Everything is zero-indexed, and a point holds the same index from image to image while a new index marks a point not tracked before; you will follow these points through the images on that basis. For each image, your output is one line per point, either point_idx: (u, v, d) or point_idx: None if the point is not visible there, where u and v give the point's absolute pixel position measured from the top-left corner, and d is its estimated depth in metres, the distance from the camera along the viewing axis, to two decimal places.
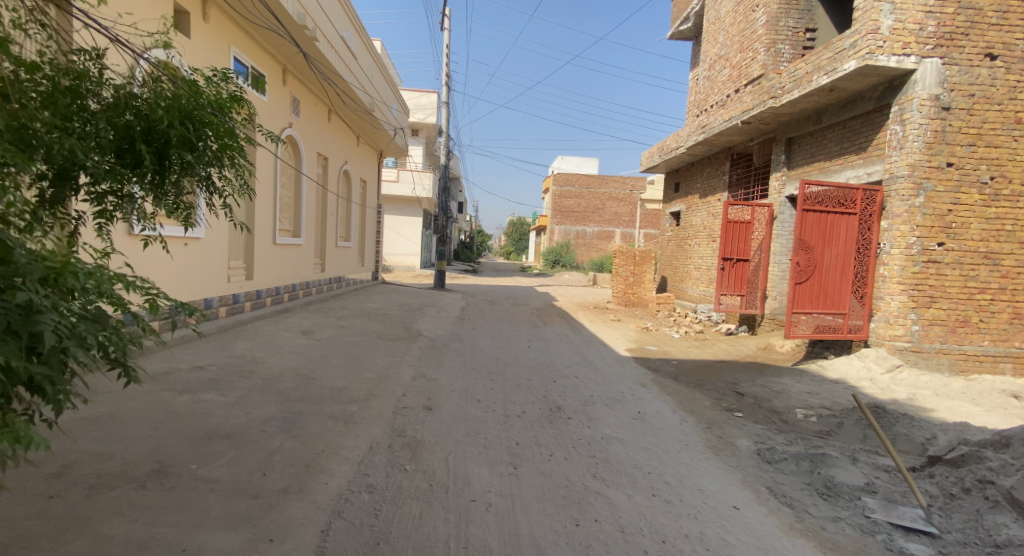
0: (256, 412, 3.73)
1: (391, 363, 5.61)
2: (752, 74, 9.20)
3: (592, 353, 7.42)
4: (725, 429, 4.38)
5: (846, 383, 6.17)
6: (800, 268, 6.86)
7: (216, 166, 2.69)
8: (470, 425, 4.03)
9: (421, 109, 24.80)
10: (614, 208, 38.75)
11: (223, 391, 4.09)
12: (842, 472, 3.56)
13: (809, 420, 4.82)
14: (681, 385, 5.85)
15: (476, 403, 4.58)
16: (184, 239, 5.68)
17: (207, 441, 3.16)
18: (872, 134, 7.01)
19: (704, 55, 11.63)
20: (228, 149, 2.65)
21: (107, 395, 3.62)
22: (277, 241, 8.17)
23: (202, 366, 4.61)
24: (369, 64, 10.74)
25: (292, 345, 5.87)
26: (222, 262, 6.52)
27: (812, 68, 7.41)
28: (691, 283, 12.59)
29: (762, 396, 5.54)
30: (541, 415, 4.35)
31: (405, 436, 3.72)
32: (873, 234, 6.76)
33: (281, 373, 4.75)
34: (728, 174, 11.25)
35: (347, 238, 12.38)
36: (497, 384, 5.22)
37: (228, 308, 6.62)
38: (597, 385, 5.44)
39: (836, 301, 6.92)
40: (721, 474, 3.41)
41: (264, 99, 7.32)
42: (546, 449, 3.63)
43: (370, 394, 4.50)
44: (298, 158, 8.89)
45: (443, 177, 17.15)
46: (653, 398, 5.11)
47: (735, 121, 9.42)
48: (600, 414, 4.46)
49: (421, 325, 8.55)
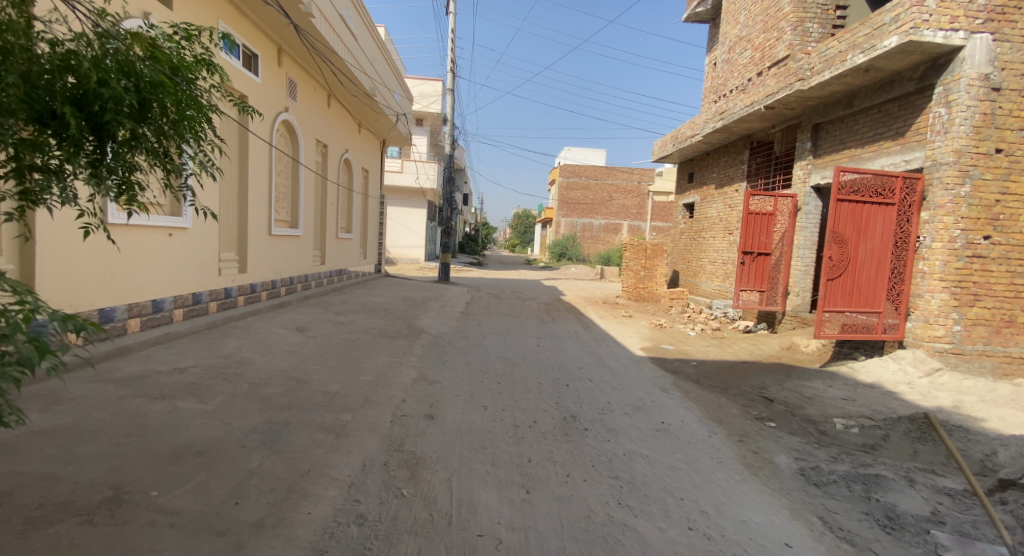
0: (238, 423, 3.32)
1: (391, 364, 5.20)
2: (777, 55, 8.67)
3: (606, 352, 6.98)
4: (760, 442, 3.93)
5: (882, 387, 5.70)
6: (832, 263, 6.36)
7: (173, 140, 2.26)
8: (477, 438, 3.61)
9: (425, 98, 24.29)
10: (621, 200, 38.20)
11: (203, 397, 3.68)
12: (902, 499, 3.12)
13: (850, 432, 4.36)
14: (704, 390, 5.40)
15: (482, 411, 4.16)
16: (168, 230, 5.28)
17: (176, 460, 2.75)
18: (911, 118, 6.50)
19: (723, 37, 11.07)
20: (187, 119, 2.22)
21: (70, 404, 3.22)
22: (273, 232, 7.74)
23: (183, 368, 4.21)
24: (371, 48, 10.29)
25: (285, 344, 5.47)
26: (212, 254, 6.11)
27: (847, 47, 6.92)
28: (705, 278, 12.10)
29: (794, 403, 5.09)
30: (555, 425, 3.92)
31: (403, 452, 3.30)
32: (912, 227, 6.23)
33: (270, 376, 4.34)
34: (747, 163, 10.71)
35: (348, 230, 11.96)
36: (504, 389, 4.79)
37: (218, 303, 6.22)
38: (614, 390, 4.99)
39: (870, 299, 6.42)
40: (764, 500, 2.97)
41: (256, 80, 6.90)
42: (562, 468, 3.20)
43: (366, 401, 4.07)
44: (295, 145, 8.47)
45: (448, 167, 16.64)
46: (676, 406, 4.66)
47: (757, 106, 8.90)
48: (619, 425, 4.03)
49: (424, 321, 8.14)
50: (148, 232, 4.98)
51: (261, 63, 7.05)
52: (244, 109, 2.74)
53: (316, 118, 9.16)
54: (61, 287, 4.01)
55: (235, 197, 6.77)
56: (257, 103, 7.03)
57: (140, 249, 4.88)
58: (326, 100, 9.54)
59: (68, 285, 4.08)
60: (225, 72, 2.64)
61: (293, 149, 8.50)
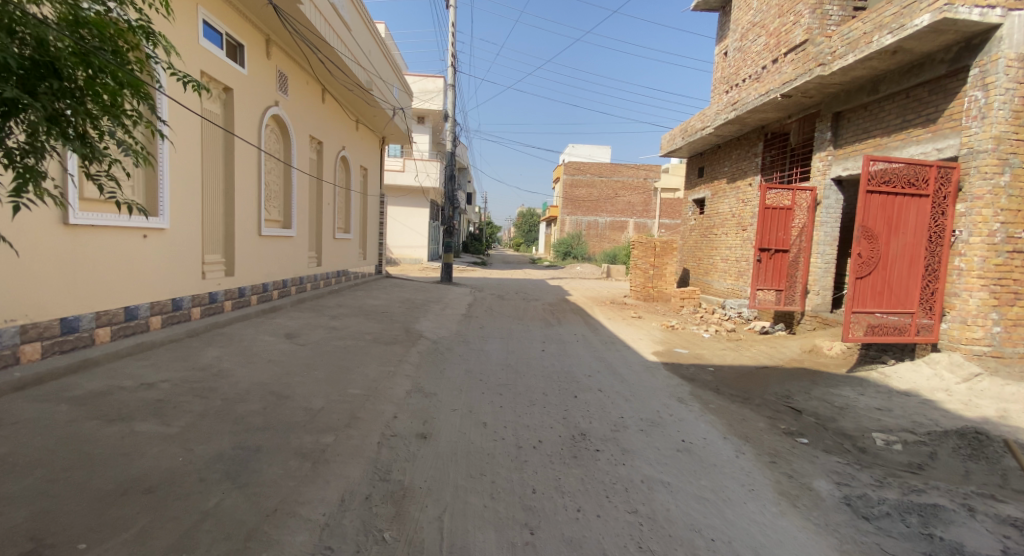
0: (201, 449, 2.92)
1: (383, 375, 4.79)
2: (795, 41, 8.21)
3: (616, 358, 6.53)
4: (794, 464, 3.48)
5: (918, 395, 5.22)
6: (861, 261, 5.82)
7: (86, 116, 1.89)
8: (474, 462, 3.18)
9: (426, 95, 23.88)
10: (627, 197, 37.66)
11: (167, 418, 3.28)
12: (967, 536, 2.67)
13: (892, 449, 3.90)
14: (725, 400, 4.94)
15: (482, 429, 3.74)
16: (143, 231, 4.89)
17: (120, 499, 2.35)
18: (943, 103, 6.05)
19: (735, 24, 10.58)
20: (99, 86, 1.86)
21: (10, 429, 2.83)
22: (264, 233, 7.37)
23: (152, 383, 3.82)
24: (367, 39, 9.87)
25: (269, 352, 5.07)
26: (195, 256, 5.73)
27: (873, 28, 6.45)
28: (718, 277, 11.63)
29: (824, 415, 4.63)
30: (562, 446, 3.50)
31: (388, 482, 2.87)
32: (948, 220, 5.74)
33: (248, 391, 3.94)
34: (761, 156, 10.21)
35: (346, 230, 11.58)
36: (506, 402, 4.37)
37: (203, 309, 5.84)
38: (627, 402, 4.56)
39: (902, 298, 5.89)
40: (808, 541, 2.53)
41: (242, 72, 6.53)
42: (571, 501, 2.78)
43: (353, 419, 3.66)
44: (287, 142, 8.10)
45: (449, 165, 16.21)
46: (696, 420, 4.21)
47: (772, 94, 8.42)
48: (634, 444, 3.60)
49: (423, 324, 7.72)
50: (116, 233, 4.55)
51: (247, 54, 6.66)
52: (193, 86, 2.40)
53: (309, 113, 8.80)
54: (14, 295, 3.61)
55: (220, 195, 6.35)
56: (244, 96, 6.65)
57: (110, 253, 4.49)
58: (320, 95, 9.19)
59: (22, 292, 3.67)
60: (168, 40, 2.29)
61: (284, 146, 8.12)
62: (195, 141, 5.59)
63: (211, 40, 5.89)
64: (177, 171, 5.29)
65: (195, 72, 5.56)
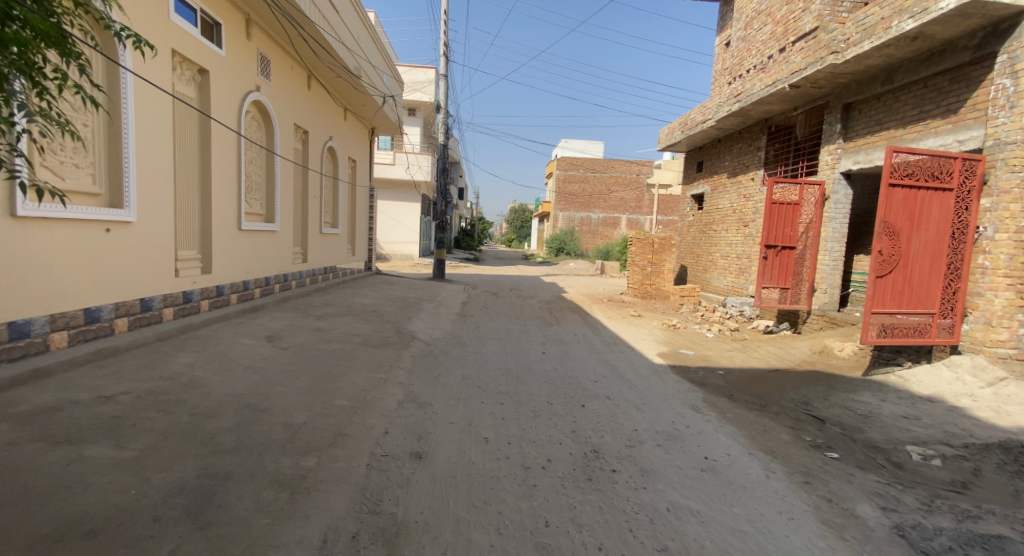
0: (160, 478, 2.49)
1: (373, 383, 4.38)
2: (805, 29, 7.92)
3: (620, 361, 6.14)
4: (831, 485, 3.14)
5: (943, 401, 4.91)
6: (882, 259, 5.48)
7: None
8: (477, 489, 2.79)
9: (417, 86, 23.30)
10: (620, 194, 37.33)
11: (124, 438, 2.85)
12: None
13: (931, 465, 3.59)
14: (742, 408, 4.59)
15: (483, 446, 3.35)
16: (106, 224, 4.42)
17: (50, 549, 1.93)
18: (966, 92, 5.78)
19: (739, 13, 10.26)
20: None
21: None
22: (244, 227, 6.88)
23: (110, 396, 3.37)
24: (357, 25, 9.44)
25: (248, 358, 4.63)
26: (168, 252, 5.26)
27: (891, 13, 6.14)
28: (718, 274, 11.32)
29: (850, 424, 4.31)
30: (574, 465, 3.13)
31: (379, 516, 2.48)
32: (971, 215, 5.46)
33: (220, 404, 3.50)
34: (764, 150, 9.90)
35: (333, 225, 11.09)
36: (509, 413, 3.99)
37: (176, 309, 5.38)
38: (639, 412, 4.19)
39: (924, 298, 5.57)
40: None
41: (220, 53, 6.05)
42: (592, 537, 2.40)
43: (338, 437, 3.25)
44: (269, 130, 7.63)
45: (441, 158, 15.70)
46: (716, 432, 3.86)
47: (781, 84, 8.05)
48: (654, 462, 3.24)
49: (416, 325, 7.31)
50: (74, 226, 4.08)
51: (226, 33, 6.19)
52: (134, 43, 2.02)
53: (294, 100, 8.32)
54: None
55: (196, 186, 5.88)
56: (222, 80, 6.18)
57: (65, 248, 4.02)
58: (305, 81, 8.71)
59: None
60: None
61: (266, 134, 7.64)
62: (167, 127, 5.11)
63: (184, 16, 5.41)
64: (145, 160, 4.80)
65: (166, 50, 5.08)
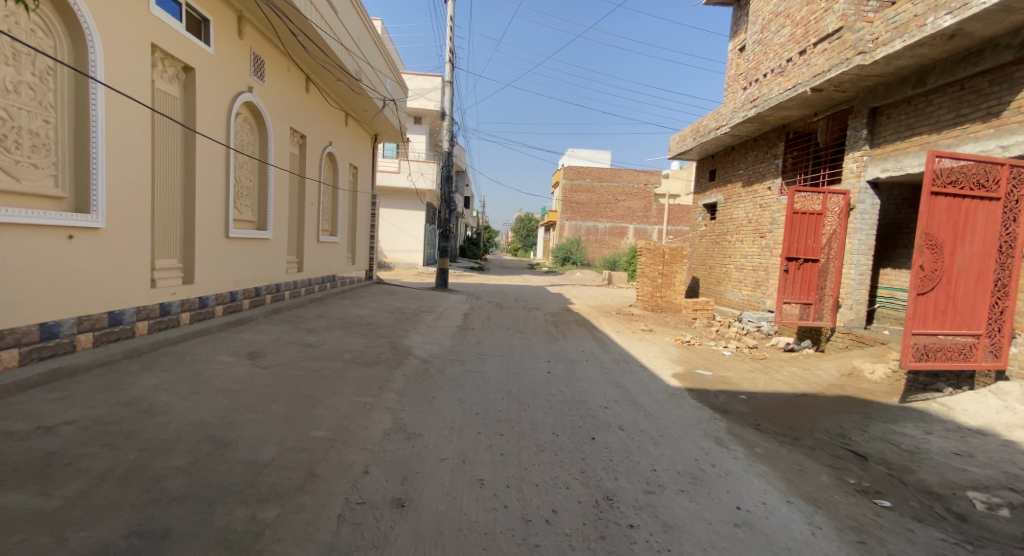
0: (79, 539, 2.04)
1: (358, 409, 3.93)
2: (826, 30, 7.50)
3: (632, 383, 5.65)
4: (891, 546, 2.62)
5: (994, 434, 4.35)
6: (923, 274, 4.97)
7: None
8: (466, 550, 2.32)
9: (422, 92, 23.13)
10: (627, 203, 37.04)
11: (50, 482, 2.40)
12: None
13: (1000, 517, 3.07)
14: (772, 441, 4.08)
15: (478, 490, 2.88)
16: (69, 231, 4.02)
17: None
18: (1010, 94, 5.32)
19: (756, 16, 9.88)
20: None
21: None
22: (232, 234, 6.50)
23: (51, 427, 2.94)
24: (358, 28, 9.16)
25: (222, 379, 4.19)
26: (144, 260, 4.87)
27: (925, 10, 5.67)
28: (733, 287, 10.84)
29: (896, 463, 3.79)
30: (584, 518, 2.65)
31: None
32: (1020, 227, 4.96)
33: (178, 436, 3.06)
34: (782, 158, 9.42)
35: (331, 233, 10.71)
36: (510, 447, 3.52)
37: (150, 323, 4.98)
38: (656, 448, 3.70)
39: (968, 318, 5.05)
40: None
41: (208, 51, 5.73)
42: None
43: (308, 479, 2.79)
44: (263, 134, 7.30)
45: (446, 165, 15.33)
46: (747, 473, 3.37)
47: (801, 87, 7.60)
48: (677, 514, 2.76)
49: (413, 340, 6.85)
50: (31, 232, 3.70)
51: (214, 30, 5.87)
52: None
53: (290, 103, 8.01)
54: None
55: (179, 190, 5.49)
56: (210, 79, 5.84)
57: (18, 255, 3.61)
58: (302, 84, 8.39)
59: None
60: None
61: (260, 138, 7.31)
62: (145, 128, 4.75)
63: (168, 10, 5.07)
64: (117, 162, 4.42)
65: (146, 45, 4.73)
